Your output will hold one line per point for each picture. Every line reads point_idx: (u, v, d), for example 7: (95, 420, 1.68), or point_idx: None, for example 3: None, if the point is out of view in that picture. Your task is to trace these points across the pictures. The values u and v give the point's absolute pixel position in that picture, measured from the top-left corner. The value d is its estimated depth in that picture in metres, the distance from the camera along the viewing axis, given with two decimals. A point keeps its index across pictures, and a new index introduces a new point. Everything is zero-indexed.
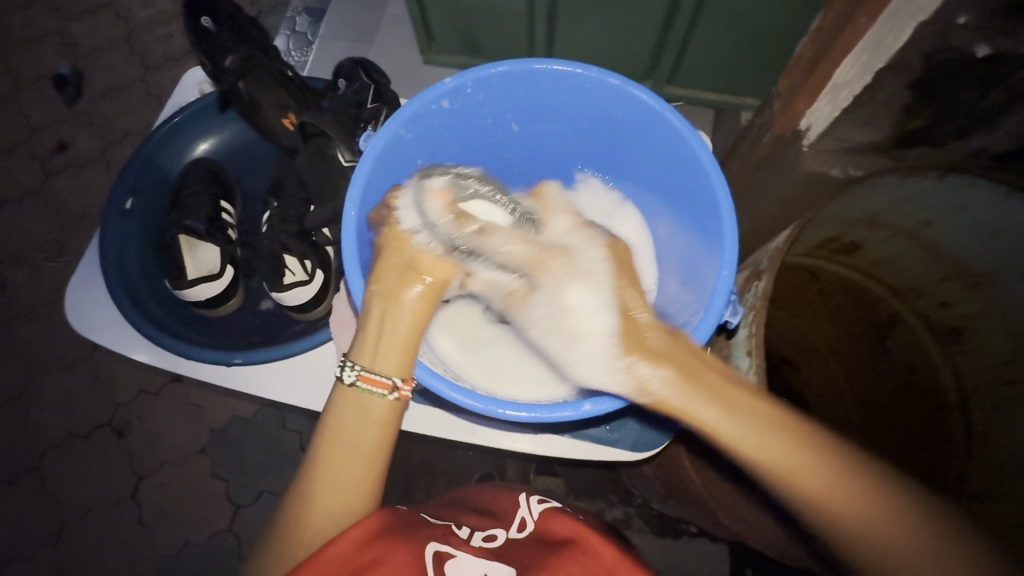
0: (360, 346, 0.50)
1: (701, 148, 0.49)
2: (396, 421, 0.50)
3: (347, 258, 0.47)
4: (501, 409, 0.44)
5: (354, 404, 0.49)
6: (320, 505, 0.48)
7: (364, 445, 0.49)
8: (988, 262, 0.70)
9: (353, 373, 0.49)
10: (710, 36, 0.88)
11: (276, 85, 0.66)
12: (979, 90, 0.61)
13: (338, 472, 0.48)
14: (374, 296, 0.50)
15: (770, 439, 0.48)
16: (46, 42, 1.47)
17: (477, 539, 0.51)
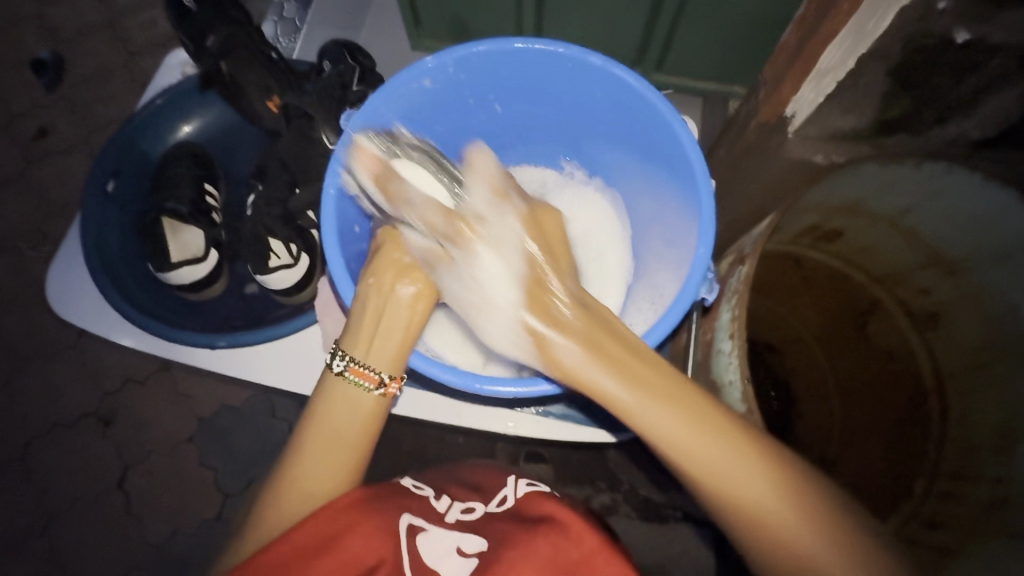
0: (354, 336, 0.50)
1: (680, 127, 0.50)
2: (381, 415, 0.51)
3: (328, 234, 0.49)
4: (477, 385, 0.45)
5: (346, 395, 0.50)
6: (300, 484, 0.48)
7: (349, 433, 0.49)
8: (964, 249, 0.72)
9: (343, 363, 0.50)
10: (698, 23, 0.88)
11: (259, 67, 0.65)
12: (954, 78, 0.63)
13: (320, 455, 0.48)
14: (369, 292, 0.50)
15: (720, 448, 0.44)
16: (25, 26, 1.43)
17: (454, 514, 0.51)
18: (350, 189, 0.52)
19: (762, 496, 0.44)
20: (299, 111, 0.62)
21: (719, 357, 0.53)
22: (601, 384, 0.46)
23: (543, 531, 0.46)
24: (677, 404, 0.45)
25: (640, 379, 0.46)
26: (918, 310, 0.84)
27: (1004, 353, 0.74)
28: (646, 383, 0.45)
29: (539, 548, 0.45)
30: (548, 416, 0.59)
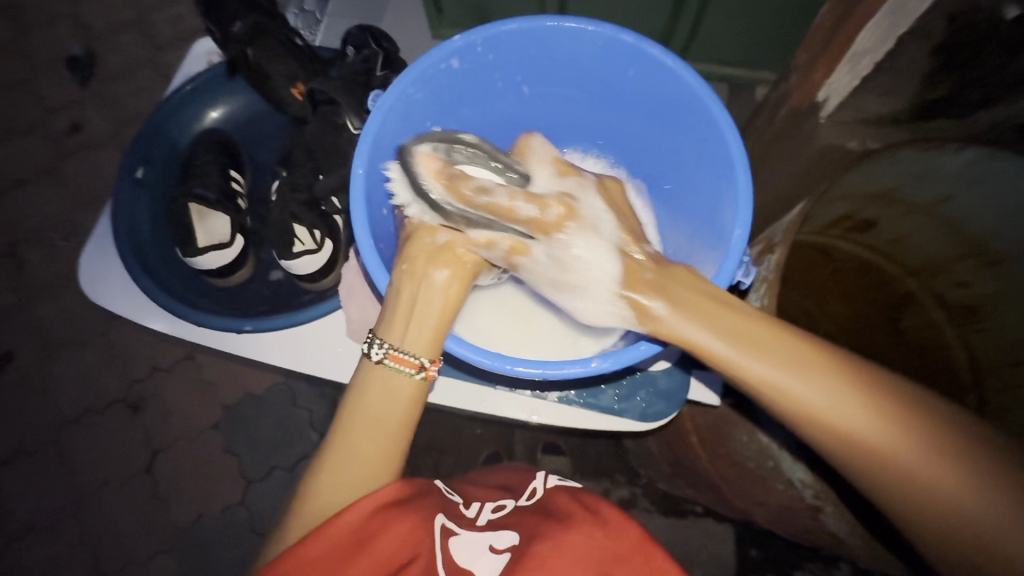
0: (389, 323, 0.50)
1: (716, 106, 0.48)
2: (421, 402, 0.50)
3: (357, 214, 0.47)
4: (510, 365, 0.44)
5: (383, 383, 0.49)
6: (341, 473, 0.47)
7: (387, 421, 0.49)
8: (1007, 237, 0.69)
9: (381, 351, 0.49)
10: (726, 8, 0.86)
11: (285, 54, 0.65)
12: (1000, 59, 0.60)
13: (362, 446, 0.48)
14: (403, 276, 0.49)
15: (789, 370, 0.44)
16: (57, 23, 1.47)
17: (484, 515, 0.50)
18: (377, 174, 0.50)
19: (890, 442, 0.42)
20: (323, 97, 0.62)
21: None
22: (674, 333, 0.47)
23: (577, 526, 0.46)
24: (715, 324, 0.46)
25: (724, 323, 0.46)
26: (954, 300, 0.82)
27: None
28: (726, 326, 0.46)
29: (574, 542, 0.44)
30: (573, 402, 0.58)
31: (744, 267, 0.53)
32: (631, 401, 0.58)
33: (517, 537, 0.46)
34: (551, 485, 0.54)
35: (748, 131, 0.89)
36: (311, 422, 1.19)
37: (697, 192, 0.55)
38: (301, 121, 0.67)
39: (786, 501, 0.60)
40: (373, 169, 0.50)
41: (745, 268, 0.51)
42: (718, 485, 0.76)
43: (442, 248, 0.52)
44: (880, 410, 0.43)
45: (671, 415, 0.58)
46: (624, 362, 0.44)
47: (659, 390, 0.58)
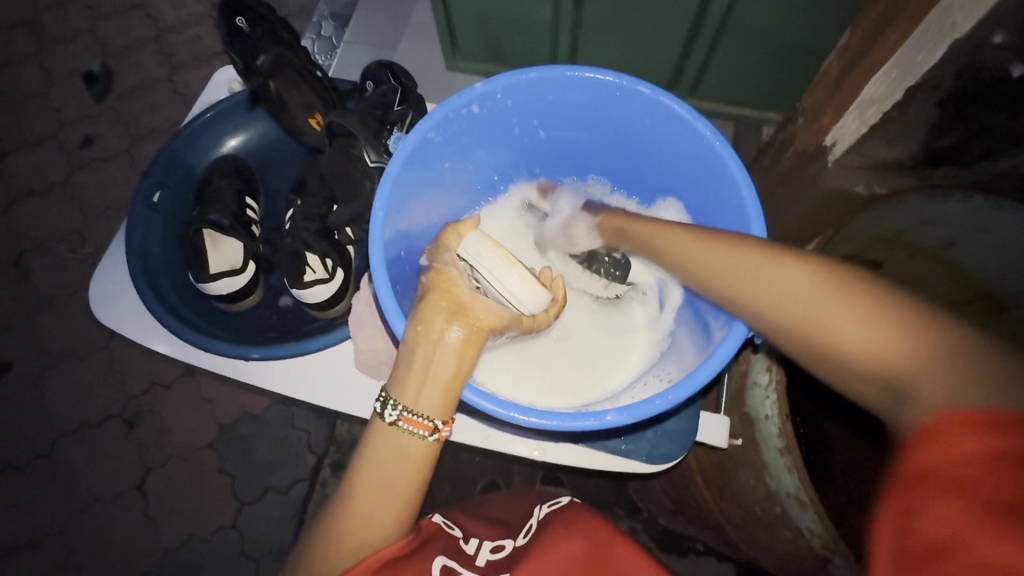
0: (403, 383, 0.47)
1: (731, 158, 0.49)
2: (431, 464, 0.48)
3: (375, 260, 0.47)
4: (522, 416, 0.43)
5: (392, 442, 0.47)
6: (346, 534, 0.45)
7: (396, 481, 0.46)
8: (1013, 286, 0.71)
9: (395, 413, 0.46)
10: (733, 51, 0.88)
11: (305, 87, 0.67)
12: (1004, 112, 0.61)
13: (370, 506, 0.46)
14: (423, 337, 0.47)
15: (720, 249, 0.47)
16: (78, 40, 1.51)
17: (484, 555, 0.49)
18: (393, 216, 0.51)
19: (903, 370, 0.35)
20: (342, 130, 0.63)
21: (754, 389, 0.60)
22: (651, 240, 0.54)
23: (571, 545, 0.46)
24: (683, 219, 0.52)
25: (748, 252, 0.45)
26: None
27: None
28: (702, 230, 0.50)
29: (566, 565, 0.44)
30: (581, 443, 0.57)
31: None
32: (637, 441, 0.58)
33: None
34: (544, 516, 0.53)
35: (754, 168, 0.90)
36: (308, 444, 1.18)
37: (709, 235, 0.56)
38: (318, 151, 0.68)
39: (795, 549, 0.59)
40: (392, 209, 0.51)
41: None
42: (722, 527, 0.75)
43: (458, 307, 0.49)
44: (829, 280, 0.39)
45: (678, 458, 0.57)
46: (639, 415, 0.43)
47: (664, 433, 0.58)
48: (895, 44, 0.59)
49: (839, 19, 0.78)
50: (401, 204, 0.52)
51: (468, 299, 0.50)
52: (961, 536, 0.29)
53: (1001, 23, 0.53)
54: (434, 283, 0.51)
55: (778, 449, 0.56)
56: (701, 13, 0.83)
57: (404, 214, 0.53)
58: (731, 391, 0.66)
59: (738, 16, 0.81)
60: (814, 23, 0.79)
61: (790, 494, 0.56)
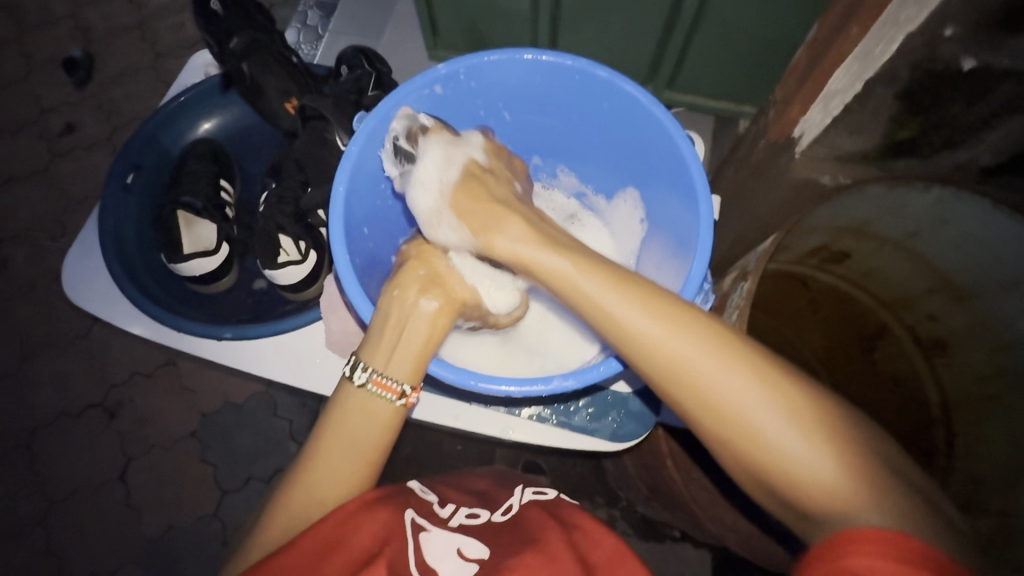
0: (374, 348, 0.50)
1: (683, 141, 0.51)
2: (399, 426, 0.50)
3: (333, 231, 0.48)
4: (474, 381, 0.45)
5: (359, 405, 0.48)
6: (315, 491, 0.47)
7: (362, 444, 0.48)
8: (971, 277, 0.74)
9: (365, 375, 0.48)
10: (709, 44, 0.89)
11: (280, 71, 0.67)
12: (964, 103, 0.63)
13: (337, 465, 0.47)
14: (403, 296, 0.51)
15: (659, 325, 0.42)
16: (59, 26, 1.49)
17: (458, 518, 0.49)
18: (355, 191, 0.52)
19: (799, 454, 0.38)
20: (315, 113, 0.64)
21: None
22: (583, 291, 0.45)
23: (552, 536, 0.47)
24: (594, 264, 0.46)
25: (679, 320, 0.42)
26: (925, 332, 0.87)
27: (1007, 381, 0.76)
28: (630, 288, 0.44)
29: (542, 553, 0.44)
30: (547, 421, 0.59)
31: (706, 290, 0.53)
32: (602, 420, 0.59)
33: (488, 549, 0.46)
34: (527, 501, 0.53)
35: (729, 161, 0.92)
36: (290, 433, 1.18)
37: (667, 218, 0.57)
38: (292, 135, 0.69)
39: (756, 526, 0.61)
40: (354, 185, 0.52)
41: (702, 291, 0.50)
42: (691, 509, 0.77)
43: (433, 278, 0.53)
44: (765, 373, 0.40)
45: (642, 436, 0.59)
46: (585, 380, 0.45)
47: (626, 412, 0.59)
48: (857, 36, 0.60)
49: (810, 14, 0.79)
50: (364, 182, 0.54)
51: (445, 271, 0.55)
52: None
53: (951, 16, 0.56)
54: (413, 254, 0.56)
55: None
56: (676, 6, 0.84)
57: (367, 191, 0.54)
58: None
59: (713, 9, 0.83)
60: (786, 17, 0.81)
61: None
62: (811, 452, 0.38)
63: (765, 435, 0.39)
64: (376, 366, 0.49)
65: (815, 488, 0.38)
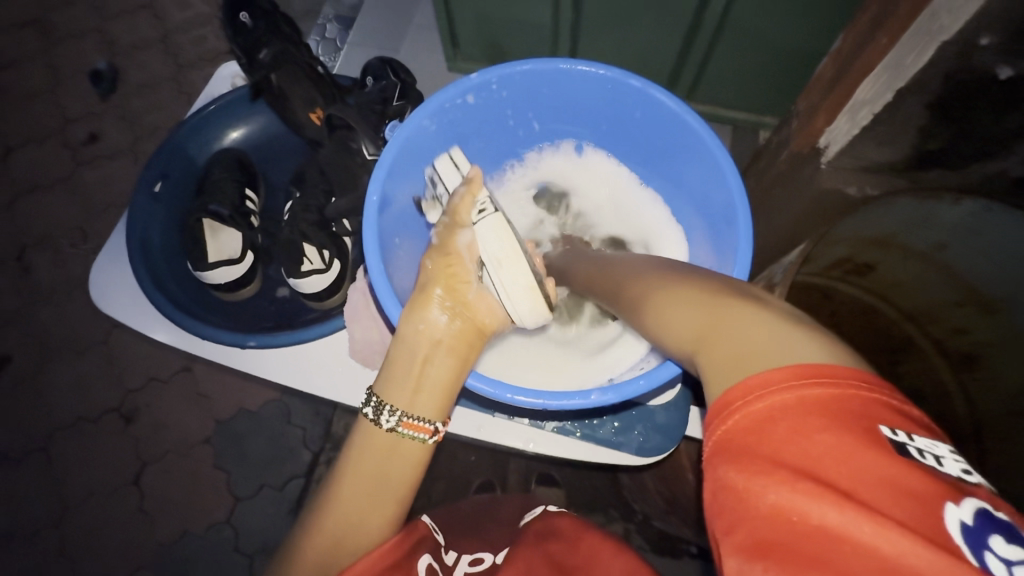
0: (396, 387, 0.47)
1: (720, 150, 0.50)
2: (424, 465, 0.48)
3: (366, 243, 0.49)
4: (511, 395, 0.45)
5: (388, 443, 0.46)
6: (334, 530, 0.45)
7: (392, 482, 0.46)
8: (1001, 288, 0.74)
9: (393, 419, 0.46)
10: (730, 55, 0.89)
11: (307, 81, 0.68)
12: (994, 115, 0.62)
13: (360, 499, 0.45)
14: (425, 342, 0.47)
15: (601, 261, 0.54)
16: (86, 38, 1.52)
17: (462, 568, 0.49)
18: (388, 203, 0.52)
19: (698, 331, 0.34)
20: (340, 122, 0.64)
21: None
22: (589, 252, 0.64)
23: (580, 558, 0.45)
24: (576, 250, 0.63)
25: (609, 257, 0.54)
26: (953, 347, 0.85)
27: None
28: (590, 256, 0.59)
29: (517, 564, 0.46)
30: (570, 435, 0.58)
31: None
32: (628, 434, 0.58)
33: None
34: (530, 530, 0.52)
35: (750, 172, 0.91)
36: (304, 441, 1.18)
37: (703, 222, 0.57)
38: (317, 144, 0.69)
39: None
40: (387, 196, 0.52)
41: None
42: None
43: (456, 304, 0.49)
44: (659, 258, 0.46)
45: (668, 450, 0.58)
46: (625, 395, 0.44)
47: (653, 426, 0.58)
48: (886, 46, 0.60)
49: (832, 25, 0.79)
50: (396, 194, 0.54)
51: (474, 301, 0.50)
52: (802, 511, 0.24)
53: (987, 26, 0.55)
54: (433, 274, 0.50)
55: None
56: (698, 17, 0.84)
57: (399, 201, 0.55)
58: None
59: (735, 19, 0.82)
60: (809, 28, 0.80)
61: None
62: (700, 315, 0.34)
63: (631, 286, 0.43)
64: (405, 410, 0.46)
65: (697, 340, 0.33)
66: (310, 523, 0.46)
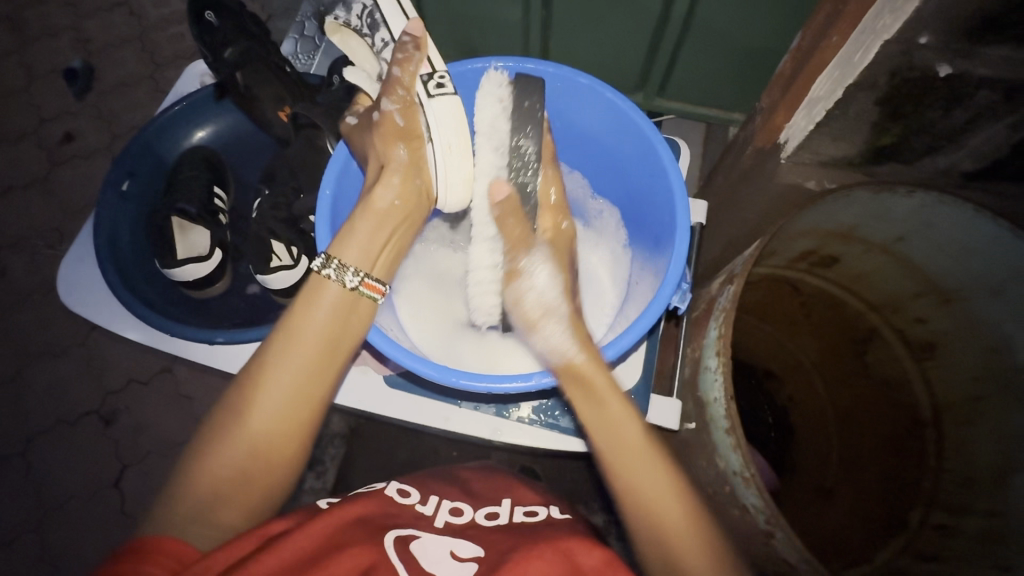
0: (353, 247, 0.53)
1: (660, 143, 0.55)
2: (355, 313, 0.51)
3: (319, 228, 0.55)
4: (456, 377, 0.48)
5: (343, 297, 0.51)
6: (272, 396, 0.47)
7: (329, 345, 0.50)
8: (956, 280, 0.76)
9: (355, 279, 0.51)
10: (698, 52, 0.91)
11: (273, 79, 0.69)
12: (941, 109, 0.64)
13: (299, 363, 0.48)
14: (396, 213, 0.56)
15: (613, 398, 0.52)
16: (61, 37, 1.51)
17: (442, 517, 0.53)
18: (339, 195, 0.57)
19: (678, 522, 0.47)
20: (305, 120, 0.65)
21: (706, 373, 0.62)
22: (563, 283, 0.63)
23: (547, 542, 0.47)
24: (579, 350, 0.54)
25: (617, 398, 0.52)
26: (914, 335, 0.88)
27: (995, 382, 0.78)
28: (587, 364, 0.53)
29: (542, 554, 0.46)
30: (529, 423, 0.60)
31: (681, 290, 0.57)
32: None
33: (481, 549, 0.49)
34: (515, 517, 0.54)
35: (719, 168, 0.93)
36: None
37: (649, 216, 0.60)
38: (285, 141, 0.71)
39: (744, 528, 0.62)
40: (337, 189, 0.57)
41: (679, 289, 0.56)
42: None
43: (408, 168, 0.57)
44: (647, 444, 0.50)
45: None
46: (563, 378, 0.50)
47: None
48: (837, 44, 0.62)
49: (793, 24, 0.81)
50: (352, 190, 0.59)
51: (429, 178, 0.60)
52: None
53: (924, 24, 0.55)
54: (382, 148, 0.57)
55: (725, 429, 0.59)
56: (664, 15, 0.85)
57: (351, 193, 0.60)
58: (684, 377, 0.68)
59: (700, 18, 0.84)
60: (771, 26, 0.82)
61: (735, 473, 0.59)
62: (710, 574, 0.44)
63: (629, 475, 0.49)
64: (365, 271, 0.53)
65: None
66: (258, 388, 0.47)
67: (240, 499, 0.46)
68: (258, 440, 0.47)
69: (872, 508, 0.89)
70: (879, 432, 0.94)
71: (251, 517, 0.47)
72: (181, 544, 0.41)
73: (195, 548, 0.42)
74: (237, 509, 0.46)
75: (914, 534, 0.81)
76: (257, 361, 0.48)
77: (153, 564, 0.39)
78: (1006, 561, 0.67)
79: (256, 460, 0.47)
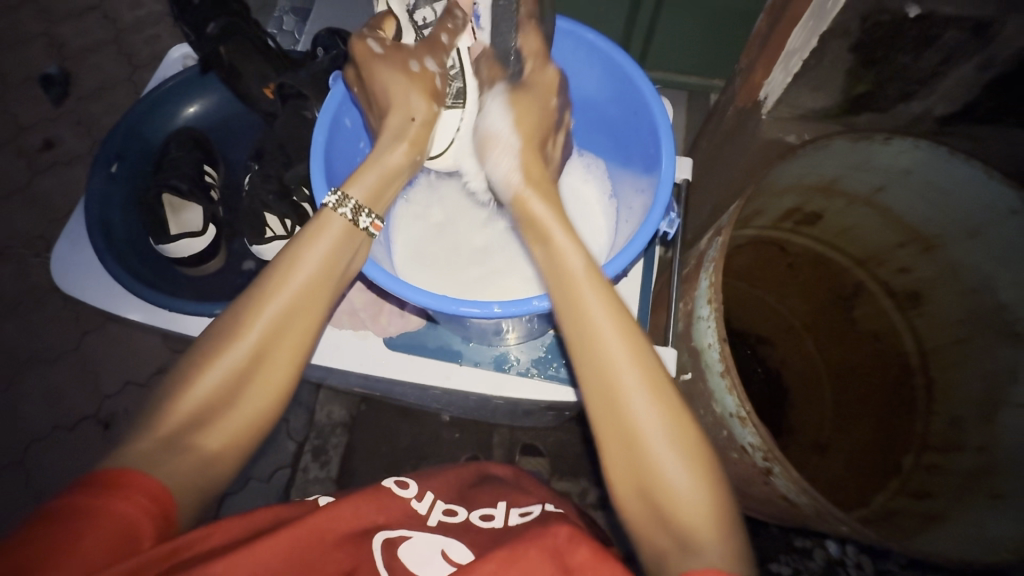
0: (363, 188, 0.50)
1: (643, 81, 0.57)
2: (357, 239, 0.48)
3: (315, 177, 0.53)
4: (455, 307, 0.48)
5: (346, 234, 0.48)
6: (268, 315, 0.44)
7: (332, 274, 0.47)
8: (936, 225, 0.78)
9: (367, 219, 0.49)
10: (675, 19, 0.92)
11: (257, 56, 0.69)
12: (913, 54, 0.67)
13: (300, 287, 0.45)
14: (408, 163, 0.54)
15: (610, 319, 0.42)
16: (34, 44, 1.49)
17: (436, 516, 0.54)
18: (333, 145, 0.57)
19: (670, 476, 0.40)
20: (292, 91, 0.67)
21: (699, 322, 0.64)
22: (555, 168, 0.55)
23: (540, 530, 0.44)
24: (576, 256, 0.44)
25: (620, 321, 0.43)
26: (899, 286, 0.90)
27: (982, 324, 0.79)
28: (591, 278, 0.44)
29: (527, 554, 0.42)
30: (528, 375, 0.61)
31: (670, 214, 0.58)
32: None
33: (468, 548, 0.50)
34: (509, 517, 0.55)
35: (703, 133, 0.95)
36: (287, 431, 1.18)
37: (637, 158, 0.61)
38: (271, 117, 0.71)
39: (744, 470, 0.63)
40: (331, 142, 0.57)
41: (667, 213, 0.57)
42: None
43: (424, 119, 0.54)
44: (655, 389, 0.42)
45: None
46: None
47: None
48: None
49: None
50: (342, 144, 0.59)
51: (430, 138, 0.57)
52: None
53: None
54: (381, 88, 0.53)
55: (720, 372, 0.60)
56: None
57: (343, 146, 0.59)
58: (679, 330, 0.69)
59: None
60: None
61: (732, 414, 0.60)
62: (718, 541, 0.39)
63: (630, 421, 0.41)
64: (374, 212, 0.50)
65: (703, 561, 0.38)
66: (252, 317, 0.44)
67: (223, 428, 0.42)
68: (237, 367, 0.43)
69: (868, 459, 0.91)
70: (868, 386, 0.96)
71: (234, 451, 0.43)
72: (156, 480, 0.39)
73: (173, 493, 0.40)
74: (219, 439, 0.42)
75: (907, 476, 0.84)
76: (252, 286, 0.45)
77: (123, 503, 0.38)
78: (998, 490, 0.70)
79: (238, 392, 0.43)
